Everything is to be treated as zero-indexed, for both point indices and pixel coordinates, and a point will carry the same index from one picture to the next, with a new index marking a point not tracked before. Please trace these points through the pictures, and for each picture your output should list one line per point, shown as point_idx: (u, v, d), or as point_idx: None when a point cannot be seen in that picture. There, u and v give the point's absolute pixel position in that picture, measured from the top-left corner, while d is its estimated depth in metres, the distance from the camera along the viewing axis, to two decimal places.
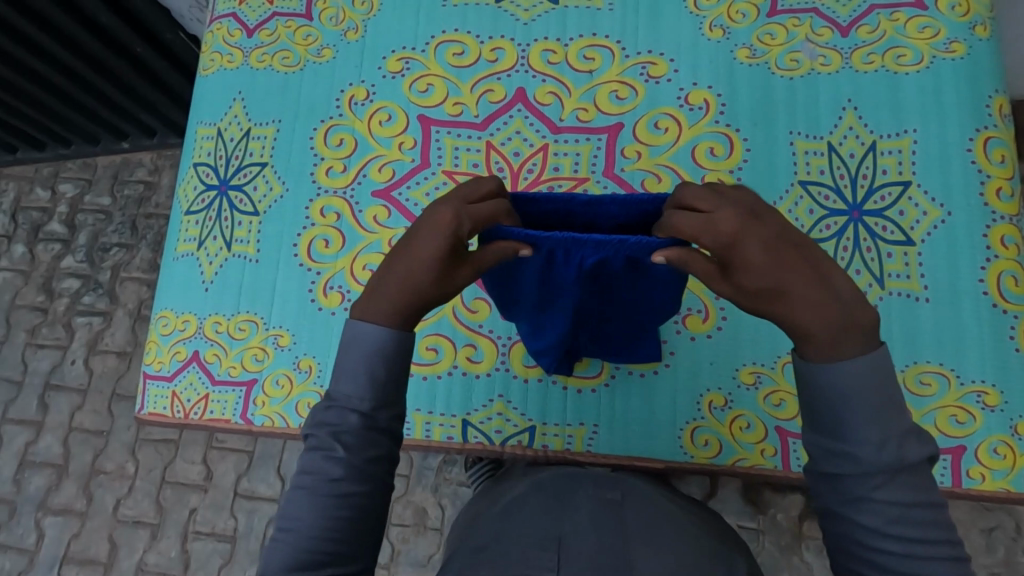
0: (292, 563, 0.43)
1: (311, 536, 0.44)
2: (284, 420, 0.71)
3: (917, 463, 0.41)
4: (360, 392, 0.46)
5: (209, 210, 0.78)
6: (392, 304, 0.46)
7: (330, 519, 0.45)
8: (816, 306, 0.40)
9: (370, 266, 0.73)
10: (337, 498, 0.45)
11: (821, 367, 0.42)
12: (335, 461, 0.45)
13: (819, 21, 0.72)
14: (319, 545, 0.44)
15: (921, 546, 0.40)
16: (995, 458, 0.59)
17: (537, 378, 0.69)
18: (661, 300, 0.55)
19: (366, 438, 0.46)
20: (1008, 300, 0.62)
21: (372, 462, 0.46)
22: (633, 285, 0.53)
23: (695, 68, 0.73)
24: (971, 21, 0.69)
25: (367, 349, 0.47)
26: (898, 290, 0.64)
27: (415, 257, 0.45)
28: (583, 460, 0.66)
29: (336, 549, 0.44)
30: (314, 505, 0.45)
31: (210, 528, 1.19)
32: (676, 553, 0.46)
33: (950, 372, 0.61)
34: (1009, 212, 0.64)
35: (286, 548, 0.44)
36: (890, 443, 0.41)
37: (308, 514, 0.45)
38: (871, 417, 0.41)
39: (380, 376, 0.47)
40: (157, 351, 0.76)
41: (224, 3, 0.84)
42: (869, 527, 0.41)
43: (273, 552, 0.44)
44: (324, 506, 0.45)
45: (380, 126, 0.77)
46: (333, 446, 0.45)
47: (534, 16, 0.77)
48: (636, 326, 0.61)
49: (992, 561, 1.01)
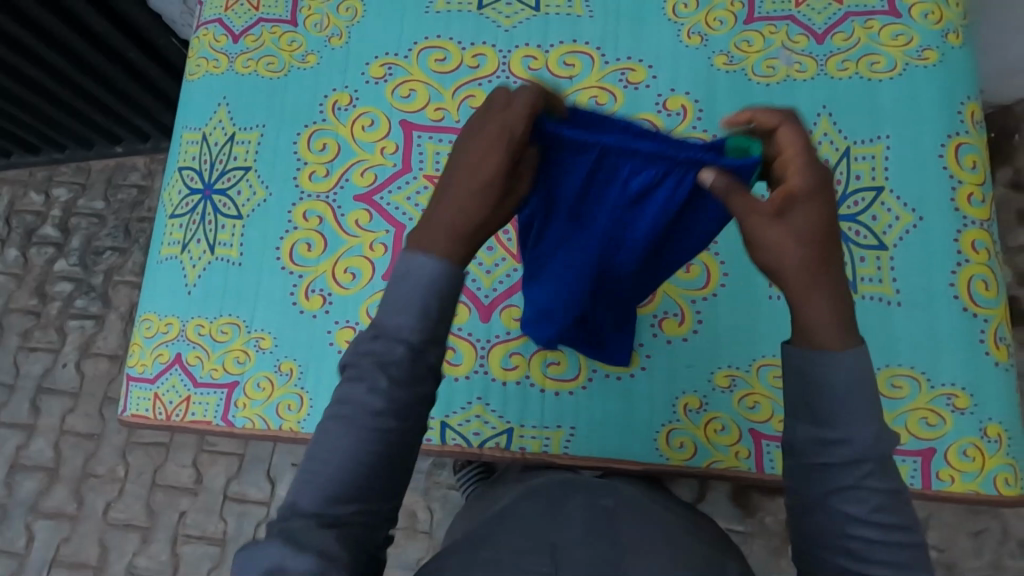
0: (325, 504, 0.41)
1: (338, 482, 0.42)
2: (265, 422, 0.71)
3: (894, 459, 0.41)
4: (406, 322, 0.42)
5: (193, 214, 0.79)
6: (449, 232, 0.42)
7: (360, 462, 0.42)
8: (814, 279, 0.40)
9: (352, 270, 0.74)
10: (365, 438, 0.42)
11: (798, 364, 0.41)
12: (378, 393, 0.42)
13: (795, 29, 0.73)
14: (345, 490, 0.42)
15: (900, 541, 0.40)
16: (965, 460, 0.60)
17: (515, 381, 0.69)
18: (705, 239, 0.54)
19: (414, 372, 0.42)
20: (978, 304, 0.63)
21: (409, 401, 0.43)
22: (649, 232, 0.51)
23: (674, 75, 0.74)
24: (944, 29, 0.70)
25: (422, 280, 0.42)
26: (871, 293, 0.65)
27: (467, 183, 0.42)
28: (561, 461, 0.67)
29: (370, 495, 0.42)
30: (343, 449, 0.42)
31: (200, 531, 1.19)
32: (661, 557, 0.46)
33: (922, 375, 0.62)
34: (980, 217, 0.65)
35: (312, 490, 0.42)
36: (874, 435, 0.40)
37: (341, 452, 0.42)
38: (869, 414, 0.39)
39: (432, 311, 0.42)
40: (140, 354, 0.76)
41: (210, 10, 0.85)
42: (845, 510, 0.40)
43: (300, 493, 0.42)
44: (352, 449, 0.42)
45: (363, 131, 0.78)
46: (376, 376, 0.42)
47: (515, 23, 0.78)
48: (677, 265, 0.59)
49: (980, 565, 1.02)
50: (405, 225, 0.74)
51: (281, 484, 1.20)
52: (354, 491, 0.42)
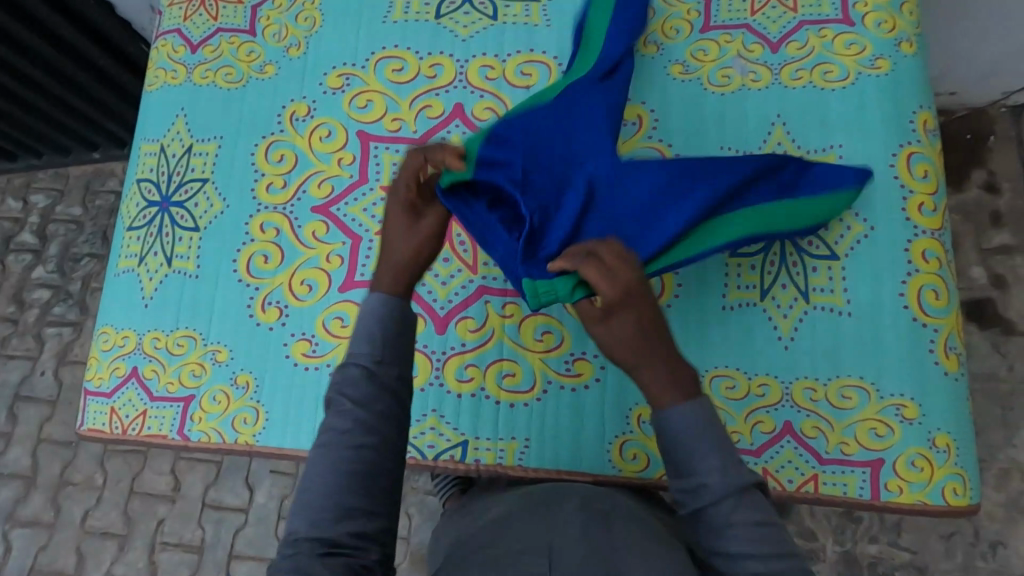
0: (330, 514, 0.45)
1: (333, 492, 0.46)
2: (221, 435, 0.71)
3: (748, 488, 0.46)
4: (360, 349, 0.50)
5: (150, 226, 0.78)
6: (394, 268, 0.53)
7: (349, 469, 0.46)
8: (680, 373, 0.47)
9: (308, 282, 0.74)
10: (347, 452, 0.47)
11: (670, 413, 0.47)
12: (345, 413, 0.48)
13: (750, 37, 0.73)
14: (342, 498, 0.46)
15: (757, 542, 0.44)
16: (914, 471, 0.60)
17: (470, 394, 0.69)
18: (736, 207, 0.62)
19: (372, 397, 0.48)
20: (928, 314, 0.63)
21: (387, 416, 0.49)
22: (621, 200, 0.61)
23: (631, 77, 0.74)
24: (896, 38, 0.70)
25: (372, 316, 0.51)
26: (822, 304, 0.65)
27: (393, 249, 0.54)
28: (517, 474, 0.67)
29: (365, 504, 0.46)
30: (332, 462, 0.47)
31: (178, 539, 1.19)
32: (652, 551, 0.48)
33: (871, 386, 0.62)
34: (931, 227, 0.65)
35: (314, 504, 0.46)
36: (721, 463, 0.46)
37: (330, 460, 0.47)
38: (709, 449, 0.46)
39: (378, 337, 0.50)
40: (97, 367, 0.76)
41: (169, 20, 0.85)
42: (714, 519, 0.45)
43: (301, 515, 0.46)
44: (340, 458, 0.46)
45: (320, 142, 0.77)
46: (341, 401, 0.49)
47: (472, 32, 0.78)
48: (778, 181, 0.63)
49: (950, 566, 1.02)
50: (361, 237, 0.74)
51: (260, 490, 1.20)
52: (349, 498, 0.46)
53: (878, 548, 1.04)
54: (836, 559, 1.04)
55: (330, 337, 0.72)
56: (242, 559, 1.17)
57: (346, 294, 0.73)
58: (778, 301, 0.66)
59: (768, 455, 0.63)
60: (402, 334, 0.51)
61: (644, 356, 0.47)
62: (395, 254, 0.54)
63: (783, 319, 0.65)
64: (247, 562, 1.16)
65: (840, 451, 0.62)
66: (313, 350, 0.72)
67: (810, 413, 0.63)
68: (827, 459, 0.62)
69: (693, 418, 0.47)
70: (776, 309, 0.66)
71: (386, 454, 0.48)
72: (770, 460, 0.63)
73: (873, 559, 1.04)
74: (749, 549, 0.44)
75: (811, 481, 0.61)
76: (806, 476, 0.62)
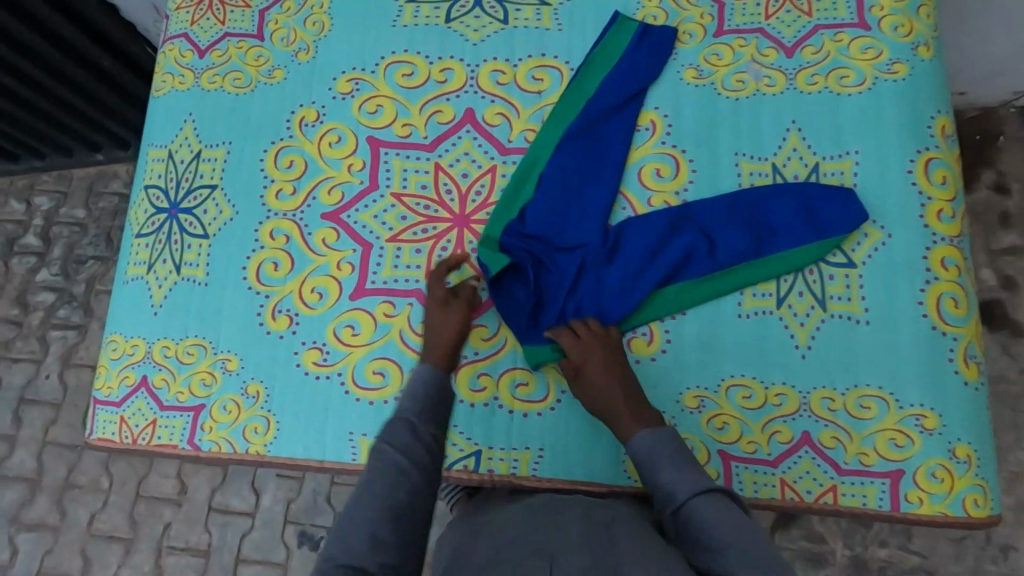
0: (366, 542, 0.49)
1: (373, 523, 0.50)
2: (231, 445, 0.71)
3: (711, 487, 0.53)
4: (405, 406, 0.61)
5: (159, 233, 0.78)
6: (436, 351, 0.66)
7: (391, 503, 0.52)
8: (640, 410, 0.60)
9: (319, 289, 0.73)
10: (386, 489, 0.53)
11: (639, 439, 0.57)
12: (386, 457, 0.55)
13: (765, 42, 0.72)
14: (377, 530, 0.50)
15: (734, 531, 0.49)
16: (934, 482, 0.60)
17: (483, 403, 0.68)
18: (701, 269, 0.67)
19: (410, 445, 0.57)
20: (948, 322, 0.63)
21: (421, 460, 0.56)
22: (629, 241, 0.69)
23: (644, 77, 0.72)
24: (914, 42, 0.69)
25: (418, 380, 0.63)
26: (840, 312, 0.64)
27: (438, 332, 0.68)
28: (529, 484, 0.66)
29: (399, 536, 0.51)
30: (373, 494, 0.52)
31: (184, 542, 1.18)
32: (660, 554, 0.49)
33: (890, 396, 0.62)
34: (950, 234, 0.65)
35: (352, 532, 0.50)
36: (683, 471, 0.54)
37: (373, 489, 0.53)
38: (671, 459, 0.55)
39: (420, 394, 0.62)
40: (106, 376, 0.75)
41: (176, 24, 0.84)
42: (689, 522, 0.51)
43: (337, 544, 0.49)
44: (382, 489, 0.53)
45: (329, 147, 0.77)
46: (383, 447, 0.56)
47: (483, 36, 0.77)
48: (765, 225, 0.67)
49: (960, 570, 1.02)
50: (372, 244, 0.73)
51: (266, 493, 1.19)
52: (383, 530, 0.50)
53: (888, 552, 1.04)
54: (845, 562, 1.04)
55: (341, 346, 0.71)
56: (248, 562, 1.17)
57: (357, 301, 0.72)
58: (794, 309, 0.65)
59: (786, 466, 0.62)
60: (443, 398, 0.62)
61: (609, 402, 0.61)
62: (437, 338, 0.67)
63: (800, 327, 0.65)
64: (254, 566, 1.16)
65: (859, 461, 0.61)
66: (324, 358, 0.71)
67: (828, 424, 0.62)
68: (845, 470, 0.61)
69: (659, 440, 0.57)
70: (792, 318, 0.65)
71: (419, 496, 0.54)
72: (787, 471, 0.62)
73: (883, 563, 1.03)
74: (726, 534, 0.49)
75: (829, 492, 0.61)
76: (824, 486, 0.61)
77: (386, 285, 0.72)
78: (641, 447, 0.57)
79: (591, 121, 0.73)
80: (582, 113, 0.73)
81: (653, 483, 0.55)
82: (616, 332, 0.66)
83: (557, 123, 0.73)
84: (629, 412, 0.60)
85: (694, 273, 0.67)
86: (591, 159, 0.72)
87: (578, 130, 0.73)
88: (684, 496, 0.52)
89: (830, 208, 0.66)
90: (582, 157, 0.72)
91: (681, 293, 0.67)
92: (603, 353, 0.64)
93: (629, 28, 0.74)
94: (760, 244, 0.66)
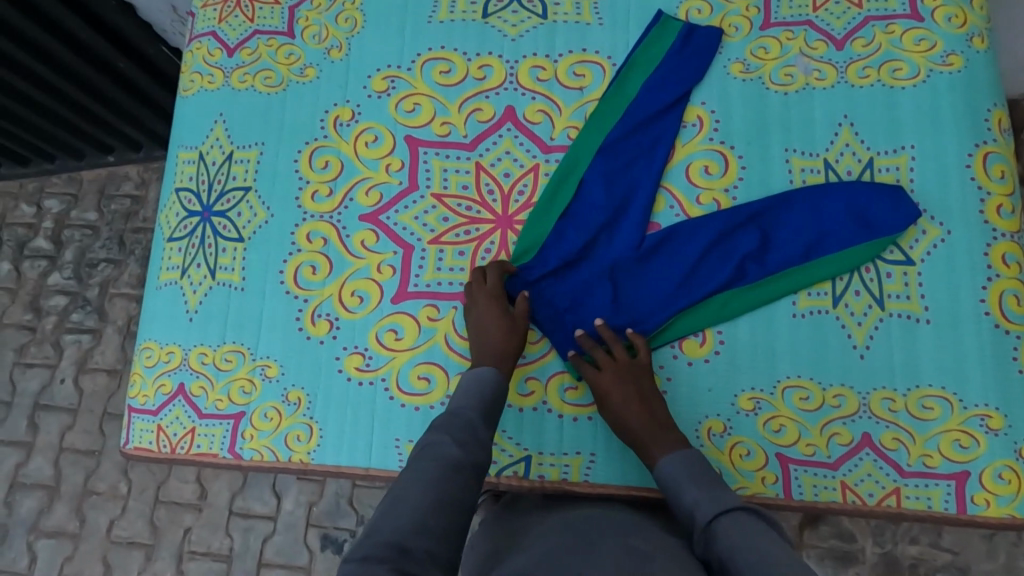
0: (413, 525, 0.48)
1: (424, 510, 0.49)
2: (273, 453, 0.69)
3: (731, 504, 0.53)
4: (464, 400, 0.59)
5: (192, 237, 0.76)
6: (492, 352, 0.64)
7: (443, 492, 0.50)
8: (665, 432, 0.60)
9: (359, 293, 0.71)
10: (430, 465, 0.52)
11: (664, 461, 0.58)
12: (435, 443, 0.55)
13: (813, 34, 0.70)
14: (425, 517, 0.48)
15: (750, 547, 0.48)
16: (1001, 484, 0.59)
17: (531, 407, 0.67)
18: (751, 277, 0.65)
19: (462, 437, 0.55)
20: (1011, 320, 0.62)
21: (469, 444, 0.55)
22: (674, 240, 0.68)
23: (688, 74, 0.71)
24: (968, 33, 0.68)
25: (474, 380, 0.61)
26: (898, 311, 0.63)
27: (491, 331, 0.64)
28: (581, 490, 0.65)
29: (448, 529, 0.49)
30: (423, 480, 0.51)
31: (206, 548, 1.17)
32: (694, 564, 0.51)
33: (953, 396, 0.61)
34: (1010, 230, 0.63)
35: (398, 517, 0.48)
36: (704, 493, 0.55)
37: (422, 482, 0.51)
38: (696, 482, 0.56)
39: (470, 387, 0.60)
40: (141, 384, 0.74)
41: (204, 22, 0.82)
42: (713, 544, 0.51)
43: (382, 523, 0.48)
44: (435, 477, 0.51)
45: (366, 147, 0.75)
46: (437, 434, 0.55)
47: (521, 31, 0.75)
48: (815, 228, 0.65)
49: (993, 567, 1.01)
50: (413, 246, 0.72)
51: (287, 497, 1.18)
52: (432, 518, 0.49)
53: (919, 549, 1.02)
54: (876, 560, 1.03)
55: (384, 351, 0.70)
56: (270, 566, 1.15)
57: (399, 305, 0.71)
58: (851, 308, 0.64)
59: (846, 468, 0.61)
60: (498, 400, 0.60)
61: (633, 428, 0.61)
62: (495, 341, 0.64)
63: (857, 326, 0.63)
64: (277, 570, 1.14)
65: (923, 463, 0.60)
66: (367, 364, 0.70)
67: (890, 425, 0.61)
68: (908, 472, 0.60)
69: (684, 463, 0.58)
70: (849, 317, 0.64)
71: (470, 493, 0.52)
72: (848, 473, 0.61)
73: (913, 560, 1.02)
74: (742, 551, 0.48)
75: (893, 495, 0.60)
76: (887, 489, 0.60)
77: (429, 288, 0.71)
78: (664, 472, 0.58)
79: (636, 123, 0.71)
80: (625, 116, 0.72)
81: (678, 506, 0.56)
82: (644, 354, 0.64)
83: (598, 128, 0.72)
84: (654, 435, 0.60)
85: (745, 282, 0.65)
86: (634, 165, 0.71)
87: (626, 130, 0.71)
88: (705, 517, 0.53)
89: (881, 209, 0.64)
90: (624, 162, 0.71)
91: (724, 296, 0.65)
92: (628, 380, 0.63)
93: (673, 28, 0.73)
94: (810, 248, 0.65)
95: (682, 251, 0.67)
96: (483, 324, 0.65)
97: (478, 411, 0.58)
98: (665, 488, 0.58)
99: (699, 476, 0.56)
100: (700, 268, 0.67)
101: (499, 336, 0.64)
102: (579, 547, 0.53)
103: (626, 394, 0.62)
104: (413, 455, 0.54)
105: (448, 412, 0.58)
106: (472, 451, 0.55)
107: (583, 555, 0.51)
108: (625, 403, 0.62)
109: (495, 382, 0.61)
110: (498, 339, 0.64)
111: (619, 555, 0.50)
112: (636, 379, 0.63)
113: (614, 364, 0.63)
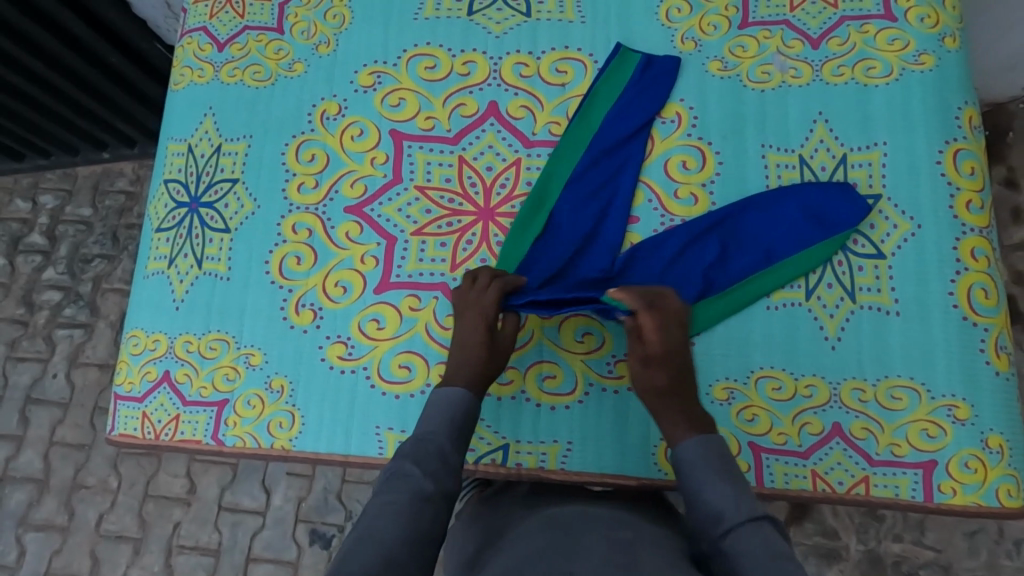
0: (386, 556, 0.49)
1: (392, 541, 0.50)
2: (256, 440, 0.70)
3: (758, 514, 0.52)
4: (434, 427, 0.60)
5: (179, 227, 0.77)
6: (466, 370, 0.63)
7: (415, 525, 0.52)
8: (695, 420, 0.59)
9: (343, 283, 0.72)
10: (404, 496, 0.53)
11: (692, 447, 0.57)
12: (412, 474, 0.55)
13: (790, 34, 0.72)
14: (397, 550, 0.50)
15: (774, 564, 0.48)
16: (967, 472, 0.60)
17: (510, 396, 0.68)
18: (717, 286, 0.66)
19: (439, 470, 0.56)
20: (979, 313, 0.63)
21: (440, 473, 0.56)
22: (643, 254, 0.68)
23: (651, 100, 0.72)
24: (940, 33, 0.69)
25: (441, 409, 0.61)
26: (870, 303, 0.64)
27: (470, 349, 0.64)
28: (557, 477, 0.66)
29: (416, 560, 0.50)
30: (394, 512, 0.52)
31: (194, 542, 1.18)
32: (674, 553, 0.52)
33: (921, 386, 0.62)
34: (978, 225, 0.65)
35: (370, 551, 0.49)
36: (732, 492, 0.54)
37: (393, 515, 0.52)
38: (723, 480, 0.55)
39: (436, 412, 0.61)
40: (127, 371, 0.75)
41: (194, 17, 0.83)
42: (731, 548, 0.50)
43: (353, 557, 0.49)
44: (406, 510, 0.52)
45: (352, 141, 0.76)
46: (411, 464, 0.56)
47: (505, 29, 0.77)
48: (778, 230, 0.67)
49: (974, 564, 1.02)
50: (396, 238, 0.73)
51: (276, 493, 1.18)
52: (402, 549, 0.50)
53: (902, 547, 1.03)
54: (860, 558, 1.04)
55: (366, 339, 0.71)
56: (259, 561, 1.16)
57: (382, 295, 0.72)
58: (823, 300, 0.65)
59: (817, 457, 0.62)
60: (467, 426, 0.61)
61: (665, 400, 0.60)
62: (473, 360, 0.64)
63: (829, 318, 0.65)
64: (265, 565, 1.15)
65: (891, 452, 0.61)
66: (349, 352, 0.71)
67: (859, 415, 0.62)
68: (877, 460, 0.61)
69: (714, 457, 0.56)
70: (821, 309, 0.65)
71: (440, 524, 0.54)
72: (819, 462, 0.62)
73: (897, 557, 1.03)
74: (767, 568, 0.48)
75: (862, 483, 0.61)
76: (856, 477, 0.61)
77: (411, 278, 0.72)
78: (691, 461, 0.56)
79: (608, 139, 0.72)
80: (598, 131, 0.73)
81: (698, 499, 0.54)
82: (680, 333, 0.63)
83: (565, 156, 0.73)
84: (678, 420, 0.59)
85: (715, 290, 0.66)
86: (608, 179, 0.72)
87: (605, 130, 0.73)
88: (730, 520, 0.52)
89: (838, 211, 0.66)
90: (592, 190, 0.72)
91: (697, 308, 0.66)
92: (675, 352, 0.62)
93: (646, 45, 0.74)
94: (770, 253, 0.67)
95: (651, 264, 0.68)
96: (462, 344, 0.64)
97: (449, 439, 0.59)
98: (690, 472, 0.56)
99: (729, 472, 0.55)
100: (667, 280, 0.67)
101: (472, 357, 0.64)
102: (564, 539, 0.52)
103: (670, 361, 0.61)
104: (386, 483, 0.55)
105: (417, 438, 0.58)
106: (442, 482, 0.56)
107: (569, 549, 0.51)
108: (667, 372, 0.61)
109: (467, 410, 0.61)
110: (472, 361, 0.64)
111: (609, 552, 0.50)
112: (681, 353, 0.62)
113: (676, 333, 0.62)
